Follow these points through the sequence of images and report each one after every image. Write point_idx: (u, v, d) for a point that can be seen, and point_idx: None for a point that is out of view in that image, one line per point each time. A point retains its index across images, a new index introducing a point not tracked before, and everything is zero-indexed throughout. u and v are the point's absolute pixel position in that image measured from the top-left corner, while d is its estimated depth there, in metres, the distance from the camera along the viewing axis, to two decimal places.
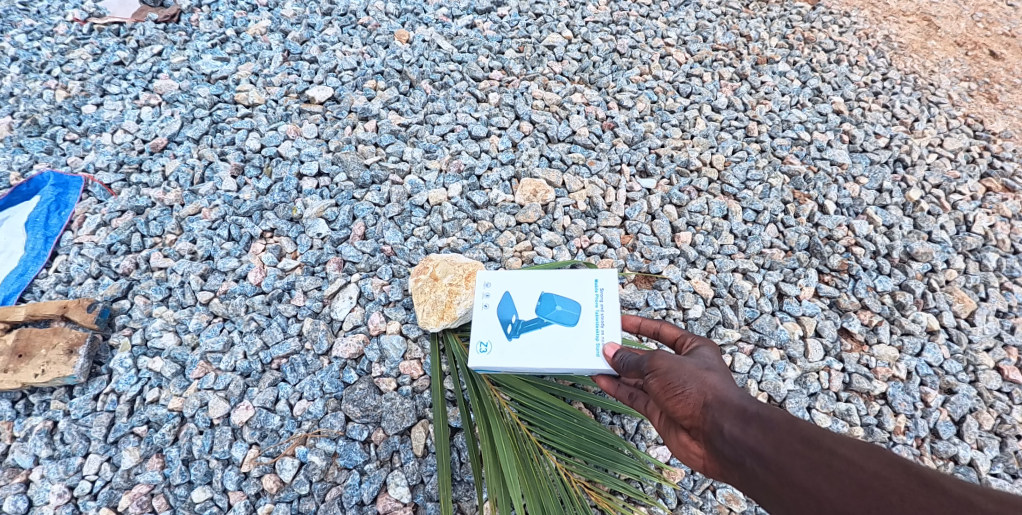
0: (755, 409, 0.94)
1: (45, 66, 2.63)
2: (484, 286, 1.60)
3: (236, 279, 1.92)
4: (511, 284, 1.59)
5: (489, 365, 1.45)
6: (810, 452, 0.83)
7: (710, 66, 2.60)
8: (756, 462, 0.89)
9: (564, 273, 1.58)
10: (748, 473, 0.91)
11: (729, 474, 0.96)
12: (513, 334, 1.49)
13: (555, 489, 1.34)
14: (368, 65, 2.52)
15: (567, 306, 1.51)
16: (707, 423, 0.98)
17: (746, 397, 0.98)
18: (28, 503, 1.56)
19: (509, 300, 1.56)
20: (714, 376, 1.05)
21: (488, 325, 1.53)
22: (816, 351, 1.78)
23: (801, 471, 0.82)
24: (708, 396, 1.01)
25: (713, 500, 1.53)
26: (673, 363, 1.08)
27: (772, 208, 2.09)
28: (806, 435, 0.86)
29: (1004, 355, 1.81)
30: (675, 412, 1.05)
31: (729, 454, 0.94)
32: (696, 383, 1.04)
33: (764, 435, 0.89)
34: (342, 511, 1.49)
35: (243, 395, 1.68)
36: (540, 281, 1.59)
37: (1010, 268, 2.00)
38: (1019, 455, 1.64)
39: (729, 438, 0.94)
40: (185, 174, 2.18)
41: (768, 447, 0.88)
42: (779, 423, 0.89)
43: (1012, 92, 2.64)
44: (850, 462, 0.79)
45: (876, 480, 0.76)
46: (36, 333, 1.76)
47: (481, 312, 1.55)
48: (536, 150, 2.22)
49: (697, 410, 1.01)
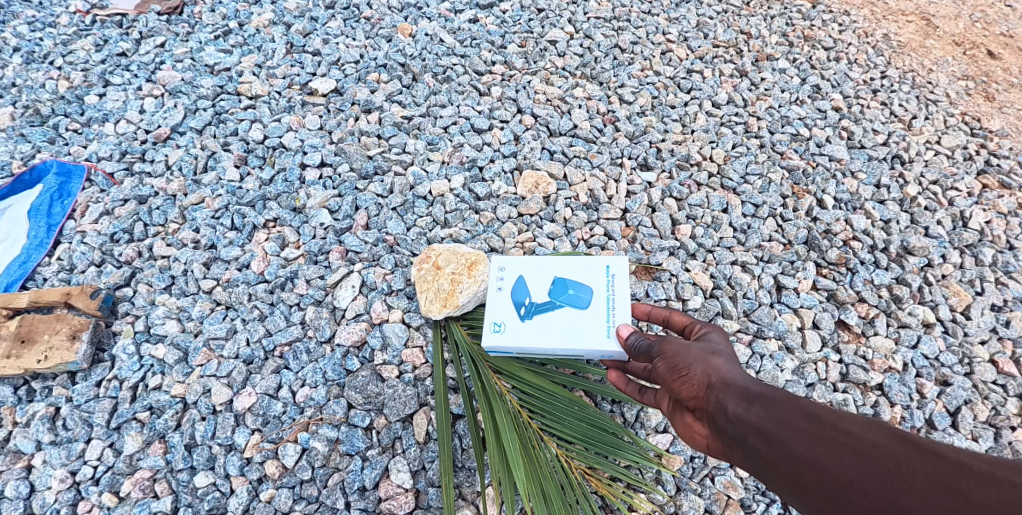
0: (758, 388, 0.98)
1: (48, 57, 2.63)
2: (499, 270, 1.62)
3: (239, 268, 1.93)
4: (525, 269, 1.62)
5: (503, 345, 1.47)
6: (808, 425, 0.86)
7: (710, 62, 2.62)
8: (758, 438, 0.92)
9: (577, 259, 1.61)
10: (750, 450, 0.94)
11: (733, 453, 0.99)
12: (527, 315, 1.52)
13: (554, 475, 1.36)
14: (371, 58, 2.54)
15: (579, 290, 1.54)
16: (712, 403, 1.03)
17: (751, 379, 1.01)
18: (30, 488, 1.57)
19: (522, 284, 1.59)
20: (720, 359, 1.10)
21: (502, 307, 1.55)
22: (813, 342, 1.80)
23: (800, 444, 0.85)
24: (712, 378, 1.06)
25: (711, 487, 1.55)
26: (681, 347, 1.16)
27: (771, 203, 2.12)
28: (807, 411, 0.88)
29: (999, 349, 1.83)
30: (682, 394, 1.10)
31: (732, 432, 0.97)
32: (701, 365, 1.10)
33: (766, 412, 0.92)
34: (344, 496, 1.50)
35: (245, 382, 1.69)
36: (553, 266, 1.62)
37: (1006, 263, 2.02)
38: (1013, 446, 1.66)
39: (732, 416, 0.97)
40: (188, 164, 2.19)
41: (769, 423, 0.91)
42: (781, 401, 0.92)
43: (1009, 91, 2.67)
44: (848, 433, 0.81)
45: (874, 449, 0.78)
46: (40, 319, 1.77)
47: (494, 295, 1.58)
48: (538, 143, 2.24)
49: (701, 391, 1.06)
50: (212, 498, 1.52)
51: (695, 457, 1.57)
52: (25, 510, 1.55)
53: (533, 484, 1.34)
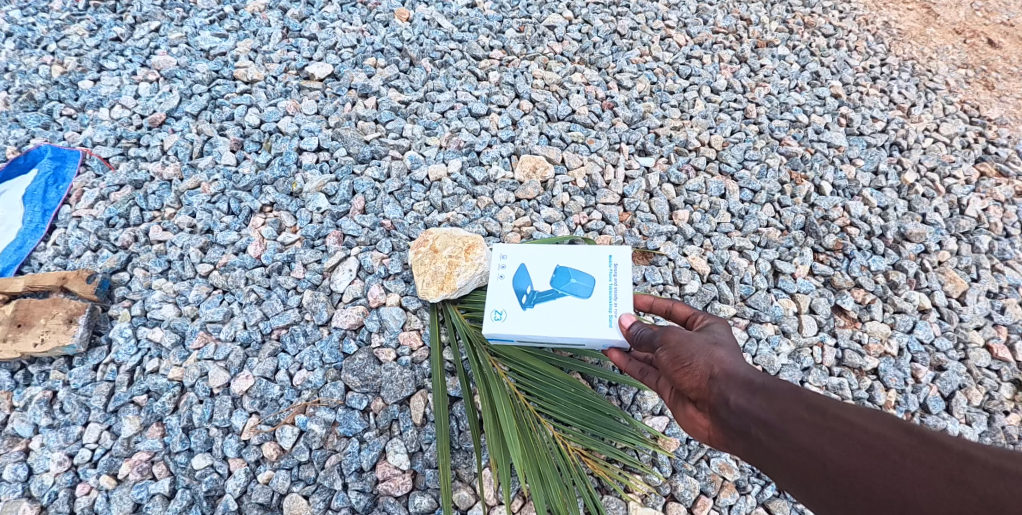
0: (761, 380, 0.98)
1: (41, 42, 2.60)
2: (500, 258, 1.60)
3: (236, 252, 1.93)
4: (526, 257, 1.60)
5: (504, 333, 1.46)
6: (811, 417, 0.86)
7: (710, 48, 2.61)
8: (761, 429, 0.92)
9: (579, 248, 1.59)
10: (752, 441, 0.94)
11: (735, 445, 0.99)
12: (528, 304, 1.50)
13: (551, 457, 1.38)
14: (368, 43, 2.51)
15: (582, 279, 1.52)
16: (714, 394, 1.03)
17: (753, 371, 1.02)
18: (28, 471, 1.57)
19: (524, 272, 1.57)
20: (722, 350, 1.10)
21: (503, 294, 1.53)
22: (810, 326, 1.81)
23: (803, 434, 0.85)
24: (715, 368, 1.06)
25: (707, 469, 1.56)
26: (683, 336, 1.16)
27: (769, 189, 2.12)
28: (811, 402, 0.88)
29: (994, 334, 1.84)
30: (684, 384, 1.10)
31: (734, 423, 0.97)
32: (704, 356, 1.10)
33: (769, 404, 0.92)
34: (342, 477, 1.51)
35: (242, 365, 1.69)
36: (556, 254, 1.60)
37: (1002, 251, 2.03)
38: (1006, 430, 1.67)
39: (734, 407, 0.97)
40: (184, 148, 2.18)
41: (771, 413, 0.91)
42: (783, 392, 0.93)
43: (1009, 80, 2.66)
44: (852, 424, 0.81)
45: (878, 440, 0.78)
46: (35, 303, 1.77)
47: (497, 282, 1.56)
48: (536, 128, 2.23)
49: (704, 381, 1.06)
50: (210, 479, 1.51)
51: (691, 440, 1.58)
52: (23, 492, 1.55)
53: (530, 466, 1.36)
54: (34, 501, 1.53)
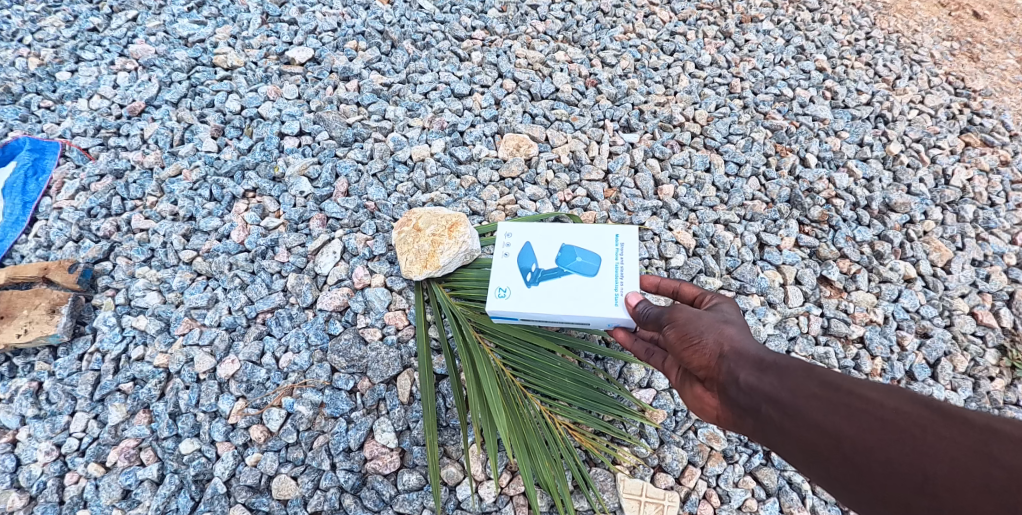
0: (771, 358, 0.97)
1: (16, 34, 2.55)
2: (506, 236, 1.57)
3: (219, 238, 1.91)
4: (532, 236, 1.56)
5: (508, 311, 1.42)
6: (824, 393, 0.85)
7: (694, 24, 2.58)
8: (772, 407, 0.91)
9: (585, 227, 1.55)
10: (762, 420, 0.93)
11: (744, 424, 0.99)
12: (533, 281, 1.46)
13: (538, 431, 1.39)
14: (349, 26, 2.48)
15: (587, 258, 1.48)
16: (722, 373, 1.02)
17: (763, 349, 1.01)
18: (16, 462, 1.56)
19: (529, 251, 1.53)
20: (731, 328, 1.09)
21: (507, 272, 1.50)
22: (795, 297, 1.81)
23: (817, 411, 0.84)
24: (724, 347, 1.05)
25: (694, 440, 1.57)
26: (692, 315, 1.14)
27: (754, 161, 2.12)
28: (824, 379, 0.88)
29: (979, 301, 1.85)
30: (692, 363, 1.10)
31: (744, 402, 0.97)
32: (713, 333, 1.08)
33: (781, 382, 0.91)
34: (330, 457, 1.51)
35: (228, 350, 1.68)
36: (561, 233, 1.56)
37: (987, 219, 2.04)
38: (991, 395, 1.69)
39: (744, 386, 0.97)
40: (164, 135, 2.15)
41: (783, 392, 0.90)
42: (795, 370, 0.92)
43: (992, 52, 2.66)
44: (868, 400, 0.80)
45: (898, 416, 0.77)
46: (17, 295, 1.74)
47: (500, 261, 1.52)
48: (519, 107, 2.21)
49: (712, 360, 1.06)
50: (198, 463, 1.51)
51: (679, 411, 1.59)
52: (11, 483, 1.53)
53: (517, 439, 1.38)
54: (22, 492, 1.52)
